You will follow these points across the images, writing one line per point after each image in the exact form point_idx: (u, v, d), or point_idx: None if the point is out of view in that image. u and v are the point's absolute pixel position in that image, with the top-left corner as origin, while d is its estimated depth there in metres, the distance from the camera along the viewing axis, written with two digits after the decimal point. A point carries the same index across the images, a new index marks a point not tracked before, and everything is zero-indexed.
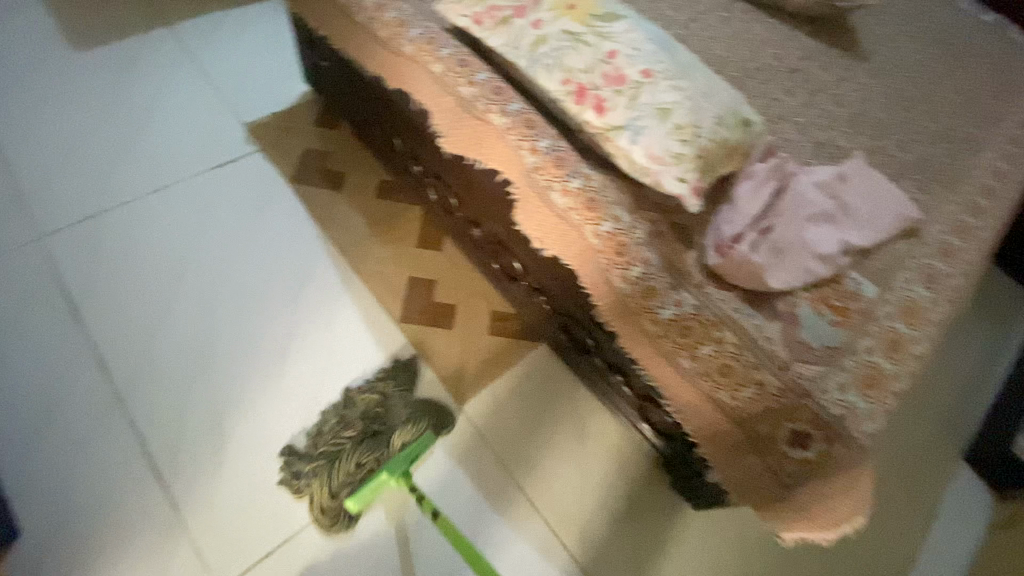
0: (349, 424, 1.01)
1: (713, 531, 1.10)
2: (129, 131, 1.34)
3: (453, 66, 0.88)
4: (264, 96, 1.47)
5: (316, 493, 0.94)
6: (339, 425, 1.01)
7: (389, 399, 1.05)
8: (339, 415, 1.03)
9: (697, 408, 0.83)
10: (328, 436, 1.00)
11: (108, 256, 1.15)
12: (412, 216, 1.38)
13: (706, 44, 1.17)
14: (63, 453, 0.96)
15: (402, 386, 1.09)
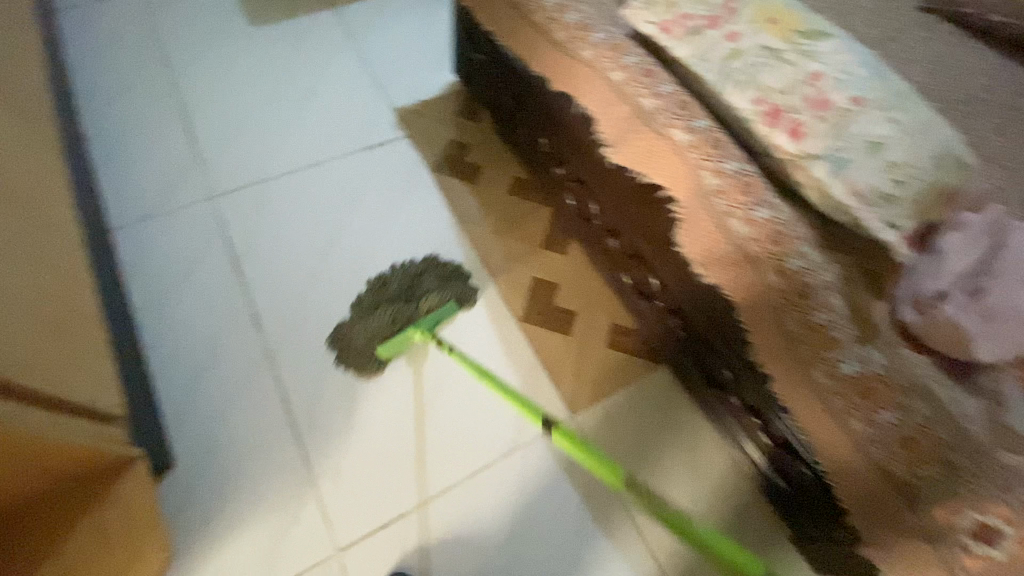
0: (387, 286, 1.16)
1: None
2: (294, 105, 1.43)
3: (636, 75, 0.84)
4: (413, 83, 1.52)
5: (354, 338, 1.09)
6: (379, 287, 1.16)
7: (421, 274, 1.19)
8: (380, 279, 1.18)
9: (855, 471, 0.75)
10: (369, 293, 1.15)
11: (269, 221, 1.24)
12: (540, 215, 1.35)
13: (902, 68, 1.05)
14: (216, 398, 1.04)
15: (433, 264, 1.22)
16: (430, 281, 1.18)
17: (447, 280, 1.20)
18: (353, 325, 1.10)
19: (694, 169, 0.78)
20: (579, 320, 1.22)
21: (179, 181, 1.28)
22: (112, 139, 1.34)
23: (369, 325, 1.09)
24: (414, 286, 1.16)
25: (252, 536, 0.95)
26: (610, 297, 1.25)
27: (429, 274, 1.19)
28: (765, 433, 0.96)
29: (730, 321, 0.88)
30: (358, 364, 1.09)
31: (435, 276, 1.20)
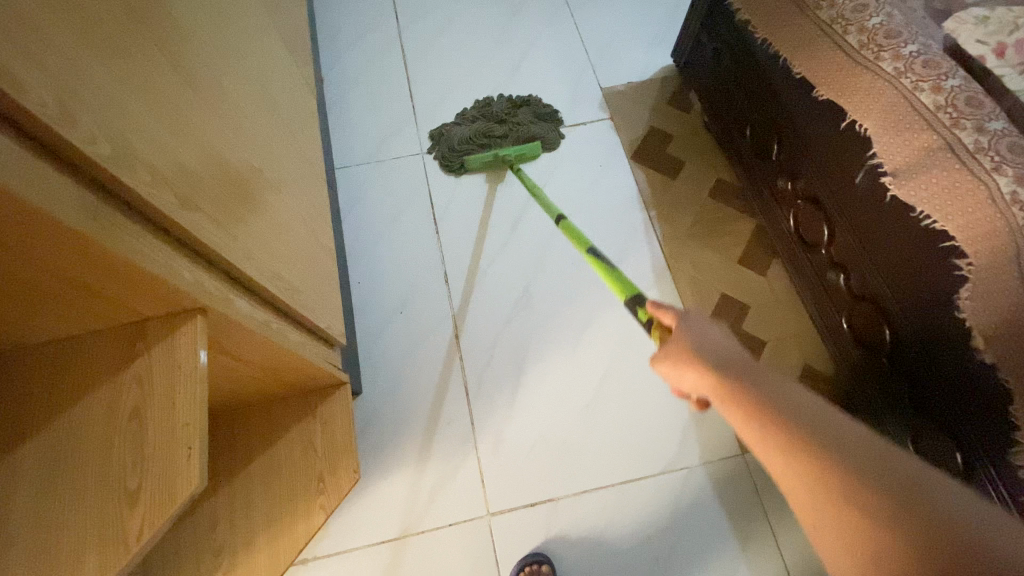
0: (487, 108, 1.34)
1: None
2: (508, 71, 1.44)
3: (957, 102, 0.72)
4: (625, 62, 1.45)
5: (451, 135, 1.31)
6: (484, 107, 1.35)
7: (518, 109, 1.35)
8: (486, 101, 1.36)
9: None
10: (475, 109, 1.35)
11: (472, 183, 1.28)
12: (741, 227, 1.25)
13: None
14: (403, 344, 1.12)
15: (534, 104, 1.36)
16: (525, 118, 1.33)
17: (541, 119, 1.35)
18: (455, 133, 1.31)
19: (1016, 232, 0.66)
20: (768, 351, 1.12)
21: (396, 129, 1.36)
22: (342, 80, 1.44)
23: (467, 135, 1.30)
24: (510, 114, 1.33)
25: (419, 479, 1.02)
26: (808, 332, 1.13)
27: (526, 108, 1.35)
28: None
29: (999, 411, 0.74)
30: (444, 155, 1.29)
31: (529, 113, 1.35)
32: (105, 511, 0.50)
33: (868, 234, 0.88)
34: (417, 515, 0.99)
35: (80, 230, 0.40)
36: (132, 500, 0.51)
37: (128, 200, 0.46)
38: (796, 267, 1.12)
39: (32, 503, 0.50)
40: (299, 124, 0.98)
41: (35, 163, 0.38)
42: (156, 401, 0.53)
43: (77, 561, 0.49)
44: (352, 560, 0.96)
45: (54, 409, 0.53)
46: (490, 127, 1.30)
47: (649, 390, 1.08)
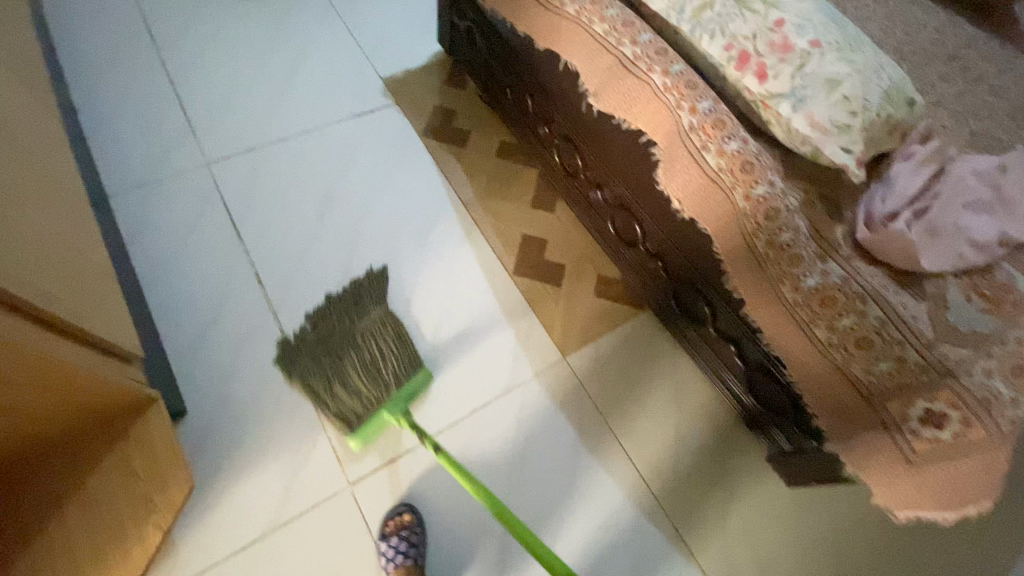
0: (337, 333, 1.04)
1: (770, 493, 1.15)
2: (285, 75, 1.46)
3: (619, 26, 0.92)
4: (398, 53, 1.56)
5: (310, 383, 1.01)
6: (325, 325, 1.06)
7: (361, 310, 1.10)
8: (324, 315, 1.08)
9: (809, 369, 0.84)
10: (317, 335, 1.05)
11: (268, 186, 1.29)
12: (528, 177, 1.41)
13: (865, 13, 1.12)
14: (225, 351, 1.09)
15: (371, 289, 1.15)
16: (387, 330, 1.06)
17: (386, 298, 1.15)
18: (317, 384, 1.00)
19: (672, 110, 0.87)
20: (569, 272, 1.29)
21: (175, 148, 1.31)
22: (101, 108, 1.34)
23: (326, 381, 0.99)
24: (360, 317, 1.08)
25: (271, 475, 1.00)
26: (597, 251, 1.32)
27: (369, 298, 1.12)
28: (745, 364, 1.04)
29: (709, 251, 0.93)
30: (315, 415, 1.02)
31: (387, 319, 1.09)
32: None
33: (600, 150, 1.08)
34: (274, 511, 0.98)
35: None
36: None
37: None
38: (571, 198, 1.31)
39: None
40: (36, 147, 0.92)
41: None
42: None
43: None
44: None
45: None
46: (354, 362, 1.00)
47: (477, 333, 1.21)
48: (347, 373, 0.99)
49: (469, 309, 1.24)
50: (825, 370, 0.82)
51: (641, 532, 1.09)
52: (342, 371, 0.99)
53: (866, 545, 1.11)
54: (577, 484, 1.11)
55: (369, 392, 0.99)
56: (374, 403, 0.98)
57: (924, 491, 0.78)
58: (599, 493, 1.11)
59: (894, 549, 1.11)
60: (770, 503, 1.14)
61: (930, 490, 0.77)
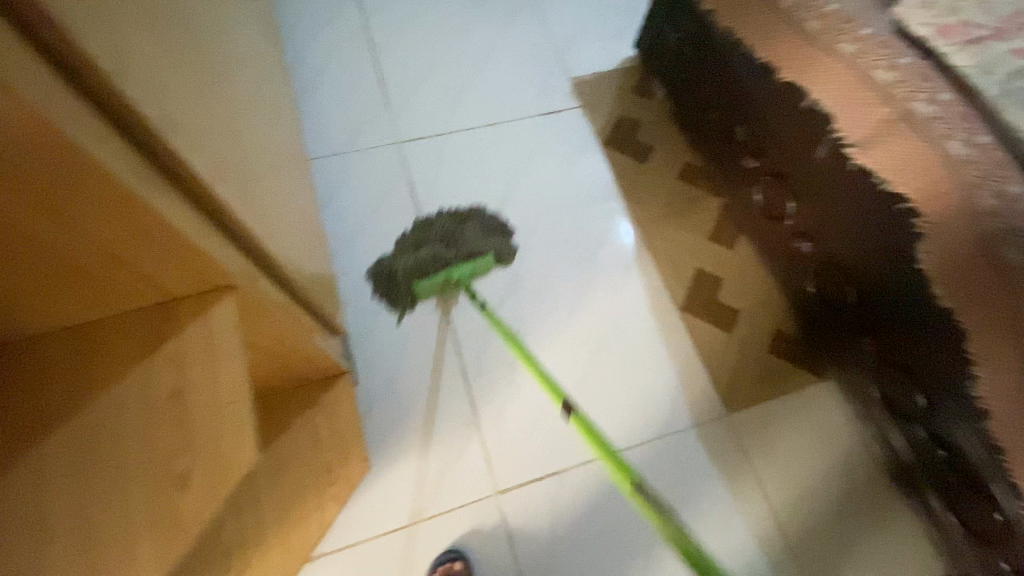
0: (431, 233, 1.14)
1: None
2: (478, 62, 1.45)
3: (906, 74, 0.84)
4: (590, 54, 1.50)
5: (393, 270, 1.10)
6: (425, 227, 1.16)
7: (465, 223, 1.17)
8: (427, 223, 1.16)
9: None
10: (413, 233, 1.15)
11: (451, 175, 1.30)
12: (710, 207, 1.32)
13: None
14: (396, 332, 1.11)
15: (481, 216, 1.18)
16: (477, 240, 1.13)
17: (491, 231, 1.17)
18: (394, 264, 1.11)
19: (968, 189, 0.75)
20: (742, 319, 1.20)
21: (369, 119, 1.34)
22: (309, 72, 1.40)
23: (410, 263, 1.09)
24: (457, 232, 1.15)
25: (424, 466, 1.01)
26: (777, 301, 1.22)
27: (472, 222, 1.16)
28: (950, 472, 0.93)
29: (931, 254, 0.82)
30: (389, 297, 1.11)
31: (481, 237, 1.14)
32: (158, 502, 0.48)
33: (825, 204, 0.98)
34: (424, 501, 0.99)
35: (118, 177, 0.39)
36: (185, 483, 0.49)
37: (159, 159, 0.44)
38: (762, 239, 1.21)
39: (77, 508, 0.47)
40: (275, 111, 0.95)
41: (78, 104, 0.36)
42: (196, 380, 0.52)
43: (129, 550, 0.47)
44: (361, 554, 0.94)
45: (83, 396, 0.50)
46: (436, 249, 1.10)
47: (633, 365, 1.16)
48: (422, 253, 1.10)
49: (630, 337, 1.18)
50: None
51: None
52: (422, 257, 1.08)
53: None
54: (720, 550, 1.04)
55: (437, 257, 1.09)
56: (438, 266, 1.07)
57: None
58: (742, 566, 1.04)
59: None
60: None
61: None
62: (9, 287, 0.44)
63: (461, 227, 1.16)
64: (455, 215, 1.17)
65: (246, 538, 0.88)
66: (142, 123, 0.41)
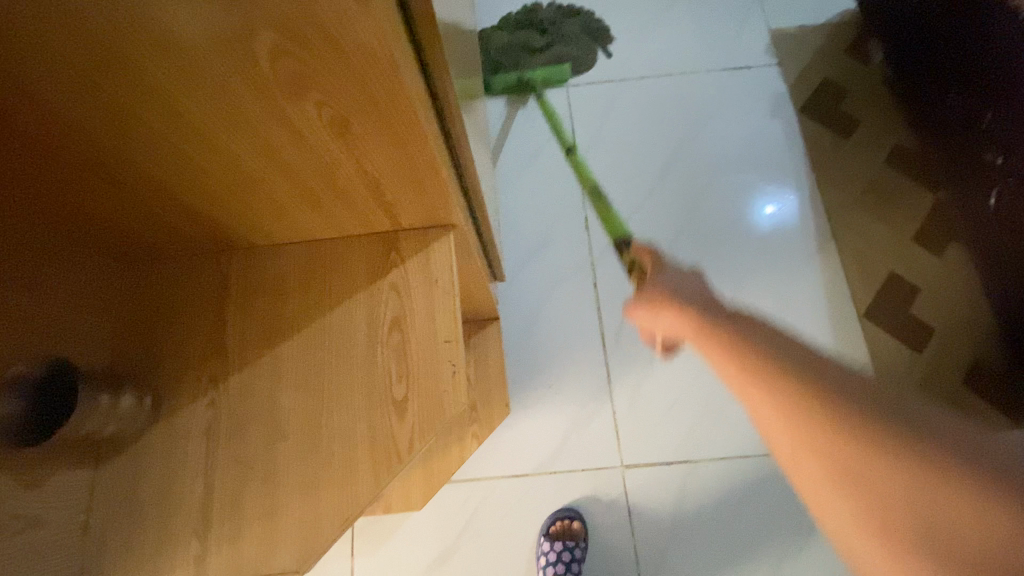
0: (539, 19, 1.21)
1: None
2: (665, 4, 1.31)
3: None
4: (800, 4, 1.30)
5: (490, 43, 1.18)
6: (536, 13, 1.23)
7: (565, 27, 1.23)
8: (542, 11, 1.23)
9: None
10: (521, 14, 1.22)
11: (619, 128, 1.22)
12: (917, 203, 1.12)
13: None
14: (542, 285, 1.09)
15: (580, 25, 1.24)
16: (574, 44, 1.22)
17: (587, 41, 1.23)
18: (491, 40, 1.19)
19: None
20: (937, 341, 1.03)
21: None
22: None
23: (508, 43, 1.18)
24: (558, 29, 1.22)
25: (555, 423, 1.00)
26: (987, 324, 1.03)
27: (575, 26, 1.23)
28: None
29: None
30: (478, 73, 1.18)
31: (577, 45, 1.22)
32: (373, 422, 0.50)
33: None
34: (550, 454, 0.99)
35: (403, 88, 0.39)
36: (401, 410, 0.50)
37: (432, 83, 0.44)
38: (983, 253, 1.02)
39: (305, 417, 0.50)
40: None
41: (392, 19, 0.36)
42: (416, 310, 0.53)
43: (347, 465, 0.49)
44: (486, 492, 0.98)
45: (313, 309, 0.53)
46: (533, 37, 1.19)
47: None
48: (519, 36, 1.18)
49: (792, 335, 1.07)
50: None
51: None
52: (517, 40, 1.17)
53: None
54: None
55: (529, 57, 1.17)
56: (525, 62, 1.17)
57: (789, 379, 0.46)
58: None
59: None
60: None
61: (700, 336, 0.55)
62: (272, 190, 0.49)
63: (565, 31, 1.23)
64: (563, 13, 1.23)
65: None
66: (428, 41, 0.40)
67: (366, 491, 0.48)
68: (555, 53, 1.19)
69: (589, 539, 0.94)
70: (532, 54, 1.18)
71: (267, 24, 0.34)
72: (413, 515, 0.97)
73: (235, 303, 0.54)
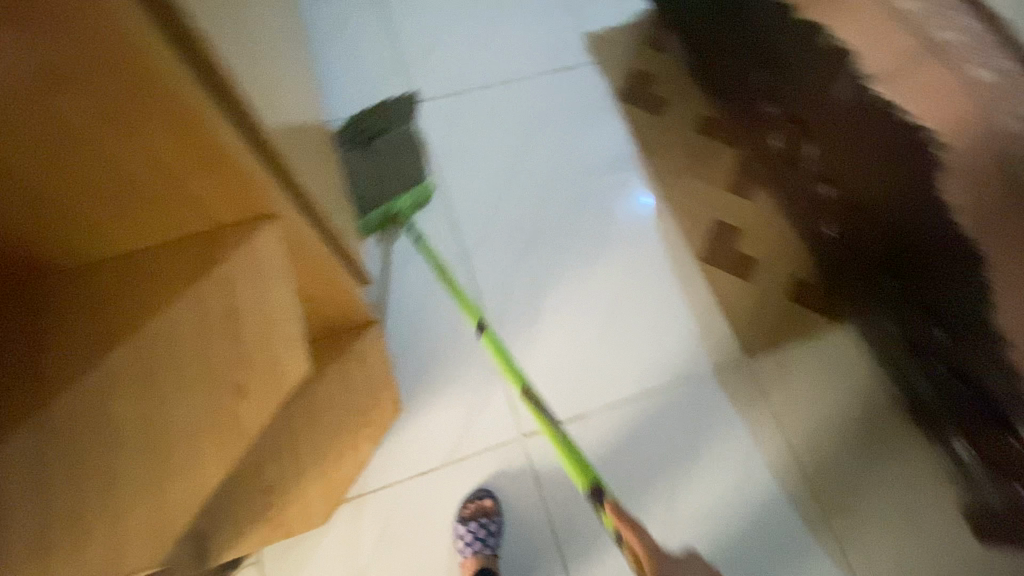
0: (363, 132, 1.14)
1: (959, 551, 1.03)
2: (488, 23, 1.44)
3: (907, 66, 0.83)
4: (603, 9, 1.48)
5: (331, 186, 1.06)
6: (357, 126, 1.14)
7: (395, 126, 1.17)
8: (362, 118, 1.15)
9: None
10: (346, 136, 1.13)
11: (466, 132, 1.32)
12: (726, 161, 1.31)
13: None
14: (418, 285, 1.14)
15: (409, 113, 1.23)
16: (403, 147, 1.13)
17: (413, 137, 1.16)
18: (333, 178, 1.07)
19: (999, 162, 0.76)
20: (762, 270, 1.21)
21: (382, 83, 1.37)
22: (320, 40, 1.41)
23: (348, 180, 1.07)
24: (387, 128, 1.16)
25: (450, 414, 1.04)
26: (796, 247, 1.22)
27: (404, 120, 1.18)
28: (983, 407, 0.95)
29: (826, 98, 0.99)
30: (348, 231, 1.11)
31: (412, 141, 1.15)
32: (216, 409, 0.55)
33: (850, 145, 0.96)
34: (452, 444, 1.02)
35: (177, 86, 0.44)
36: (243, 392, 0.57)
37: (225, 96, 0.49)
38: (780, 186, 1.22)
39: (138, 418, 0.53)
40: (306, 79, 0.96)
41: (152, 31, 0.40)
42: (245, 300, 0.58)
43: (193, 454, 0.55)
44: (393, 496, 0.99)
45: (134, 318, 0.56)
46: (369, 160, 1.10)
47: (654, 317, 1.18)
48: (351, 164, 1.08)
49: (647, 289, 1.20)
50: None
51: (797, 551, 1.04)
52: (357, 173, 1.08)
53: None
54: (742, 479, 1.08)
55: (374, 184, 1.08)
56: (376, 195, 1.07)
57: None
58: (761, 500, 1.07)
59: None
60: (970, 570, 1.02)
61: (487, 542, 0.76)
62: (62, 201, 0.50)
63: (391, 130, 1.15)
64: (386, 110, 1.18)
65: (286, 477, 0.93)
66: (209, 59, 0.45)
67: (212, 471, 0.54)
68: (401, 169, 1.10)
69: (502, 514, 0.98)
70: (380, 181, 1.09)
71: (2, 21, 0.36)
72: (319, 535, 0.96)
73: (49, 324, 0.55)
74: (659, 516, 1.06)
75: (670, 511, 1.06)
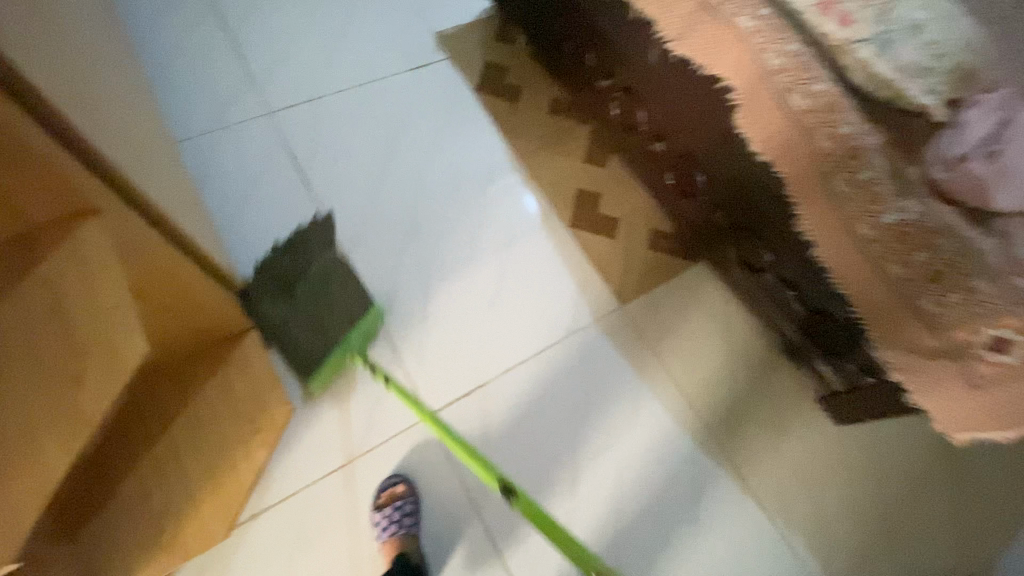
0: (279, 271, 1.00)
1: (816, 434, 1.19)
2: (337, 31, 1.46)
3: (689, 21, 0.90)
4: (449, 9, 1.55)
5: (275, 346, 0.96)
6: (274, 265, 1.01)
7: (317, 255, 1.03)
8: (279, 252, 1.03)
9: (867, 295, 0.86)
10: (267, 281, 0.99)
11: (329, 137, 1.33)
12: (579, 135, 1.43)
13: None
14: None
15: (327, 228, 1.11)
16: (333, 276, 1.00)
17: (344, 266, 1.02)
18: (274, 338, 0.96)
19: (780, 91, 0.83)
20: (622, 227, 1.33)
21: (234, 99, 1.35)
22: (163, 63, 1.37)
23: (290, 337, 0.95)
24: (310, 261, 1.02)
25: (348, 409, 1.03)
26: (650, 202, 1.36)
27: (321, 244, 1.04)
28: (816, 315, 1.05)
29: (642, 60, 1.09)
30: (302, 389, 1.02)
31: (342, 266, 1.03)
32: (56, 400, 0.60)
33: (666, 102, 1.09)
34: (355, 437, 1.02)
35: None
36: (80, 383, 0.61)
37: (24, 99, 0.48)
38: (626, 150, 1.34)
39: None
40: (130, 94, 0.92)
41: None
42: (76, 296, 0.60)
43: (32, 437, 0.58)
44: (298, 499, 0.97)
45: None
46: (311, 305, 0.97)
47: (535, 283, 1.25)
48: (288, 315, 0.95)
49: (524, 259, 1.27)
50: (966, 402, 0.83)
51: (690, 465, 1.15)
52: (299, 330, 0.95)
53: (905, 484, 1.16)
54: (636, 412, 1.18)
55: (317, 334, 0.96)
56: (323, 347, 0.96)
57: None
58: (654, 426, 1.17)
59: (934, 494, 1.15)
60: (827, 449, 1.18)
61: None
62: None
63: (321, 262, 1.02)
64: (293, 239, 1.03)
65: (175, 500, 0.90)
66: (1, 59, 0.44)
67: (55, 458, 0.60)
68: (343, 306, 0.99)
69: (416, 492, 0.99)
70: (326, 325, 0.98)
71: None
72: (224, 550, 0.93)
73: None
74: (573, 468, 1.12)
75: (584, 464, 1.13)
